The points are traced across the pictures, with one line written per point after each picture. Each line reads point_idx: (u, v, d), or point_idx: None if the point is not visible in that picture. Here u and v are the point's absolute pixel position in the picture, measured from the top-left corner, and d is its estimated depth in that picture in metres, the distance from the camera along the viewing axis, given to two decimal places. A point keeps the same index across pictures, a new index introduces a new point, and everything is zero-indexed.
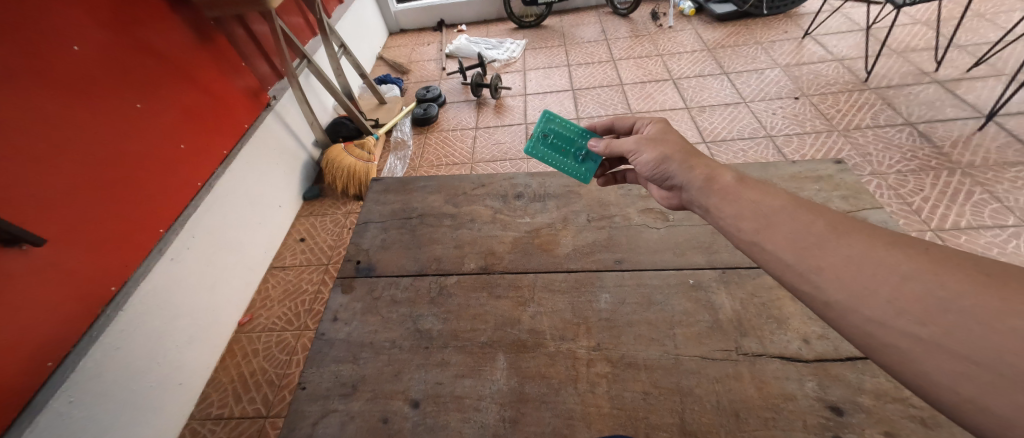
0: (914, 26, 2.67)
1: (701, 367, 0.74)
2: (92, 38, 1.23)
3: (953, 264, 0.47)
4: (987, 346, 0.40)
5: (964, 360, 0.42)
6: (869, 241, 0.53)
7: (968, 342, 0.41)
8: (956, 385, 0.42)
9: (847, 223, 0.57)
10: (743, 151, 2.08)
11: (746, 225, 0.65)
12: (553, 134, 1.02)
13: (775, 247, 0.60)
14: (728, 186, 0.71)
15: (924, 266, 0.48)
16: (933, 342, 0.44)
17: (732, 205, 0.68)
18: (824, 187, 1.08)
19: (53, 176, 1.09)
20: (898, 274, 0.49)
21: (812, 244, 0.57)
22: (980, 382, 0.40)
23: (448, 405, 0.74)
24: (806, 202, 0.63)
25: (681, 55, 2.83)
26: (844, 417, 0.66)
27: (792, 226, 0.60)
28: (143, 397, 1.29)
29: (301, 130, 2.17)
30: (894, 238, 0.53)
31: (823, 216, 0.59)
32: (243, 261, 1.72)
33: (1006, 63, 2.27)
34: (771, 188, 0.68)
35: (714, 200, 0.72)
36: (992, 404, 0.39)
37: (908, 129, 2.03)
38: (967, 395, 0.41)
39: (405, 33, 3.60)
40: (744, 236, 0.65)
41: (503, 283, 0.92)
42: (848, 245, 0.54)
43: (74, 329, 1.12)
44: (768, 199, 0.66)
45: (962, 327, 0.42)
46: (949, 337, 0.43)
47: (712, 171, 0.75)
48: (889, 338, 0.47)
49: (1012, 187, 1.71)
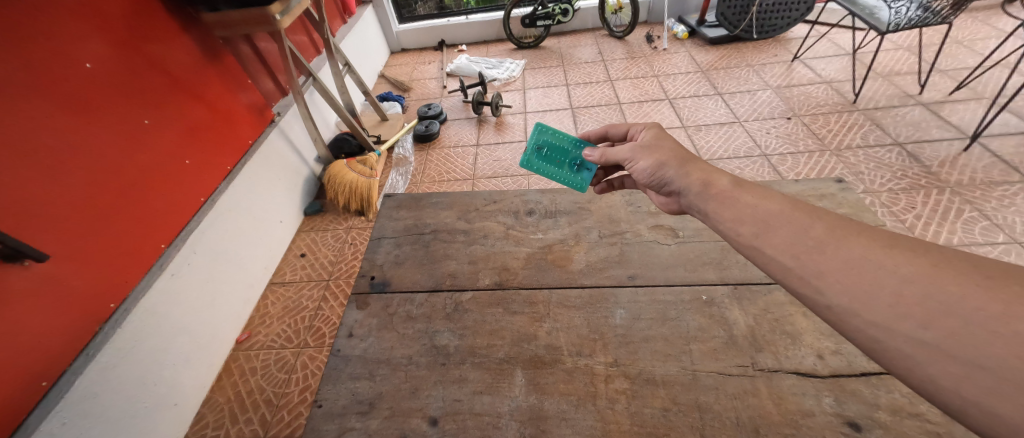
0: (897, 51, 2.80)
1: (719, 383, 0.75)
2: (101, 55, 1.24)
3: (955, 267, 0.49)
4: (989, 352, 0.42)
5: (966, 363, 0.43)
6: (867, 244, 0.55)
7: (972, 346, 0.43)
8: (960, 390, 0.43)
9: (844, 225, 0.59)
10: (740, 169, 2.13)
11: (744, 229, 0.67)
12: (547, 146, 1.03)
13: (775, 251, 0.62)
14: (724, 191, 0.73)
15: (924, 269, 0.50)
16: (936, 346, 0.46)
17: (730, 210, 0.70)
18: (828, 205, 1.10)
19: (55, 190, 1.07)
20: (897, 277, 0.50)
21: (811, 248, 0.58)
22: (985, 386, 0.42)
23: (468, 422, 0.73)
24: (804, 206, 0.64)
25: (675, 77, 2.91)
26: (863, 434, 0.66)
27: (792, 230, 0.62)
28: (136, 418, 1.24)
29: (304, 147, 2.18)
30: (895, 239, 0.54)
31: (821, 219, 0.61)
32: (243, 276, 1.70)
33: (985, 87, 2.37)
34: (767, 191, 0.70)
35: (712, 205, 0.73)
36: (997, 408, 0.41)
37: (897, 149, 2.10)
38: (972, 401, 0.43)
39: (406, 52, 3.67)
40: (744, 240, 0.67)
41: (518, 299, 0.92)
42: (847, 248, 0.56)
43: (70, 346, 1.09)
44: (766, 205, 0.67)
45: (964, 331, 0.44)
46: (951, 341, 0.45)
47: (708, 176, 0.77)
48: (894, 343, 0.49)
49: (999, 206, 1.76)
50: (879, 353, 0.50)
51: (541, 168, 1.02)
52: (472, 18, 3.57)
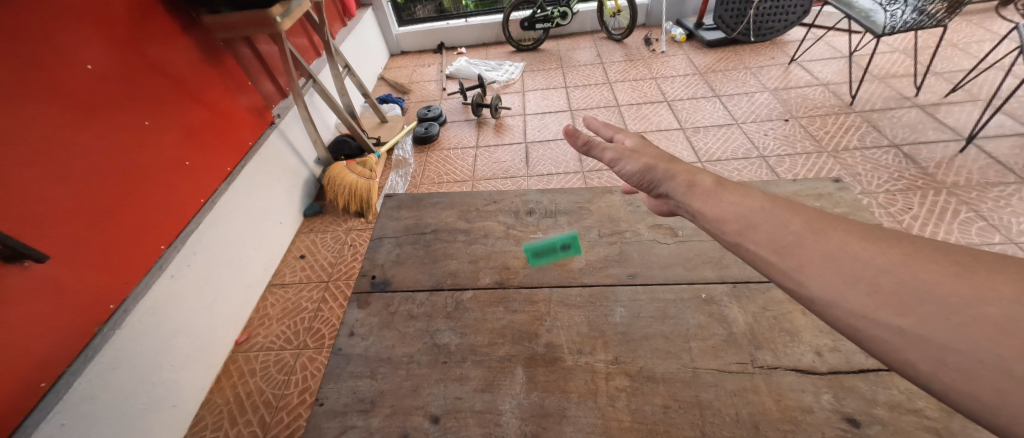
0: (893, 54, 2.82)
1: (719, 380, 0.75)
2: (102, 57, 1.24)
3: (926, 255, 0.50)
4: (964, 335, 0.43)
5: (942, 348, 0.44)
6: (843, 237, 0.56)
7: (945, 331, 0.44)
8: (939, 376, 0.44)
9: (822, 220, 0.60)
10: (738, 170, 2.14)
11: (728, 227, 0.66)
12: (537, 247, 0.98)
13: (758, 247, 0.61)
14: (709, 190, 0.72)
15: (897, 258, 0.51)
16: (913, 333, 0.46)
17: (714, 209, 0.69)
18: (824, 204, 1.11)
19: (56, 192, 1.08)
20: (874, 267, 0.51)
21: (792, 243, 0.59)
22: (967, 373, 0.42)
23: (468, 419, 0.74)
24: (782, 202, 0.65)
25: (674, 79, 2.93)
26: (860, 429, 0.67)
27: (771, 227, 0.62)
28: (135, 420, 1.24)
29: (304, 149, 2.19)
30: (868, 232, 0.56)
31: (798, 215, 0.62)
32: (243, 278, 1.70)
33: (980, 89, 2.40)
34: (748, 189, 0.70)
35: (698, 205, 0.72)
36: (980, 393, 0.42)
37: (893, 150, 2.12)
38: (953, 385, 0.43)
39: (405, 55, 3.68)
40: (729, 238, 0.66)
41: (519, 298, 0.93)
42: (825, 242, 0.57)
43: (70, 348, 1.09)
44: (747, 203, 0.67)
45: (939, 317, 0.45)
46: (926, 327, 0.45)
47: (692, 177, 0.76)
48: (872, 331, 0.49)
49: (995, 207, 1.78)
50: (863, 341, 0.50)
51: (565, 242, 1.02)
52: (471, 21, 3.59)
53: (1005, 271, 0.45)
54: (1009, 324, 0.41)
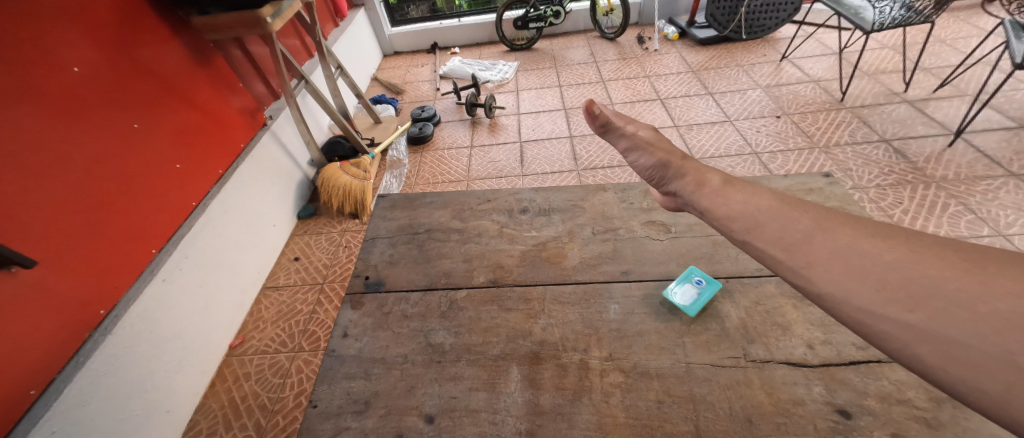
0: (882, 50, 2.85)
1: (712, 374, 0.75)
2: (90, 60, 1.23)
3: (936, 252, 0.51)
4: (973, 329, 0.44)
5: (952, 343, 0.45)
6: (852, 235, 0.57)
7: (954, 325, 0.45)
8: (945, 369, 0.45)
9: (830, 218, 0.61)
10: (731, 167, 2.16)
11: (736, 225, 0.68)
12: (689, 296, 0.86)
13: (766, 244, 0.63)
14: (717, 189, 0.75)
15: (907, 255, 0.52)
16: (922, 327, 0.47)
17: (722, 207, 0.71)
18: (816, 199, 1.12)
19: (43, 197, 1.07)
20: (881, 264, 0.53)
21: (801, 240, 0.60)
22: (971, 366, 0.43)
23: (463, 419, 0.73)
24: (791, 200, 0.66)
25: (667, 77, 2.94)
26: (852, 421, 0.67)
27: (780, 225, 0.63)
28: (127, 427, 1.22)
29: (296, 150, 2.17)
30: (876, 229, 0.57)
31: (807, 213, 0.63)
32: (236, 280, 1.68)
33: (968, 84, 2.43)
34: (757, 187, 0.71)
35: (706, 202, 0.75)
36: (985, 385, 0.43)
37: (883, 145, 2.14)
38: (959, 378, 0.44)
39: (398, 55, 3.67)
40: (736, 236, 0.68)
41: (513, 296, 0.93)
42: (831, 239, 0.58)
43: (60, 355, 1.08)
44: (752, 202, 0.68)
45: (946, 311, 0.46)
46: (936, 322, 0.47)
47: (701, 176, 0.79)
48: (881, 326, 0.50)
49: (984, 200, 1.80)
50: (871, 336, 0.51)
51: (699, 302, 0.86)
52: (464, 21, 3.59)
53: (1011, 266, 0.46)
54: (1015, 318, 0.42)
